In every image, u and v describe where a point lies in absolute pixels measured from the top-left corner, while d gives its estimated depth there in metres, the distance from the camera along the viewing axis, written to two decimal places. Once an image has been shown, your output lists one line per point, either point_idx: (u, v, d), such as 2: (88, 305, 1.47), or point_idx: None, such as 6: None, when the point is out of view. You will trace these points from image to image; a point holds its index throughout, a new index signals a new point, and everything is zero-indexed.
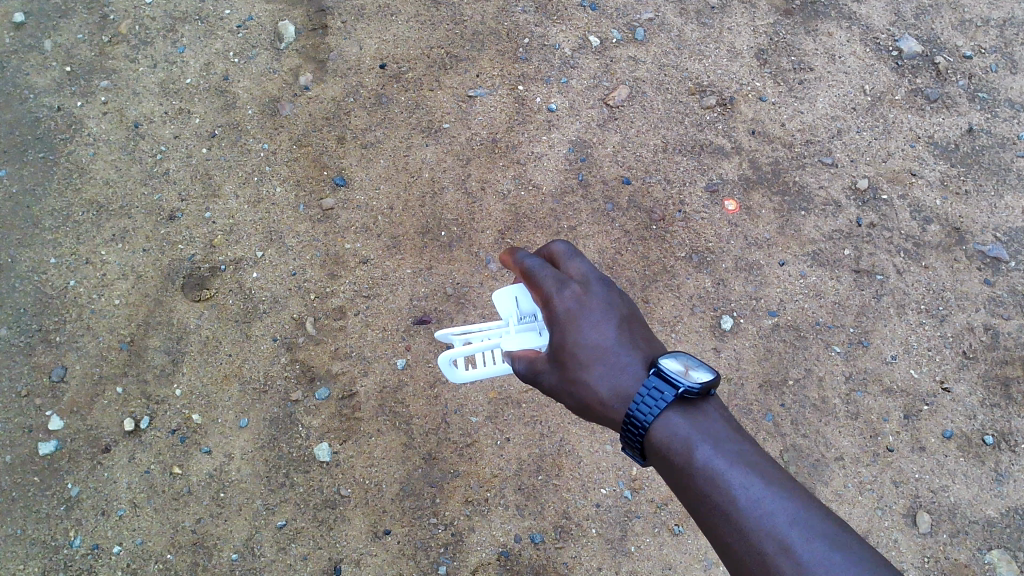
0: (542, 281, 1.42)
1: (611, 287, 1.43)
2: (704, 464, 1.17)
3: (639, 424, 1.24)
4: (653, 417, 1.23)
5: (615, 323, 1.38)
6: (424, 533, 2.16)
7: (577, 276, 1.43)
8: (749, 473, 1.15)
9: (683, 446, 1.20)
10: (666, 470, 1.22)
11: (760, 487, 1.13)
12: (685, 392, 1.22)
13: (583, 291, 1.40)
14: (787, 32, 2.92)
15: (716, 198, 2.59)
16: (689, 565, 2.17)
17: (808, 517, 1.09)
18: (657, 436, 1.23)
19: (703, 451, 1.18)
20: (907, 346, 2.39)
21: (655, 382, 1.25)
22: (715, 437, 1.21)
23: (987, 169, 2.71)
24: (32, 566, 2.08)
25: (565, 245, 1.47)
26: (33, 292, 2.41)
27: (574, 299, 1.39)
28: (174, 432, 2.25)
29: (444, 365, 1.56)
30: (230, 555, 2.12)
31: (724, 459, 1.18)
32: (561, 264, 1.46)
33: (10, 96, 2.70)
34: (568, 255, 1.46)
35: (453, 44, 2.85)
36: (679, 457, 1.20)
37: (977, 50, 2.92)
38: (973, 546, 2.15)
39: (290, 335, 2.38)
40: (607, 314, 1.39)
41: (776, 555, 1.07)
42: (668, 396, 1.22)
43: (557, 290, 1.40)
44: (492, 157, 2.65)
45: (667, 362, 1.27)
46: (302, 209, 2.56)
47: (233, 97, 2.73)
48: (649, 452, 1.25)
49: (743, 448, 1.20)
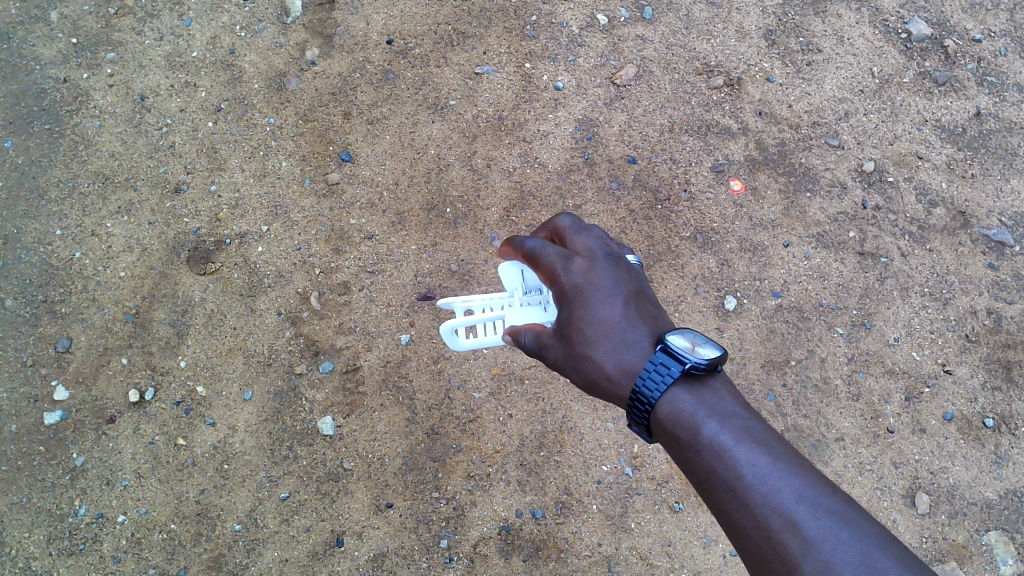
0: (549, 255, 1.41)
1: (617, 263, 1.43)
2: (711, 440, 1.18)
3: (645, 400, 1.25)
4: (659, 392, 1.24)
5: (622, 299, 1.38)
6: (426, 507, 2.18)
7: (584, 252, 1.43)
8: (756, 449, 1.16)
9: (689, 422, 1.21)
10: (671, 445, 1.23)
11: (766, 463, 1.14)
12: (691, 367, 1.22)
13: (591, 266, 1.39)
14: (796, 12, 2.90)
15: (722, 179, 2.59)
16: (688, 542, 2.20)
17: (814, 493, 1.10)
18: (664, 412, 1.23)
19: (710, 427, 1.19)
20: (910, 329, 2.40)
21: (662, 358, 1.25)
22: (721, 414, 1.22)
23: (994, 153, 2.70)
24: (37, 534, 2.10)
25: (570, 220, 1.48)
26: (39, 263, 2.41)
27: (582, 273, 1.38)
28: (178, 404, 2.26)
29: (446, 334, 1.56)
30: (234, 525, 2.14)
31: (730, 435, 1.18)
32: (566, 240, 1.46)
33: (16, 68, 2.69)
34: (573, 231, 1.46)
35: (460, 20, 2.83)
36: (685, 433, 1.20)
37: (987, 33, 2.90)
38: (970, 527, 2.17)
39: (295, 309, 2.39)
40: (615, 290, 1.39)
41: (782, 531, 1.07)
42: (675, 371, 1.23)
43: (564, 265, 1.39)
44: (499, 135, 2.64)
45: (675, 339, 1.27)
46: (307, 184, 2.56)
47: (240, 71, 2.73)
48: (655, 428, 1.26)
49: (749, 424, 1.21)
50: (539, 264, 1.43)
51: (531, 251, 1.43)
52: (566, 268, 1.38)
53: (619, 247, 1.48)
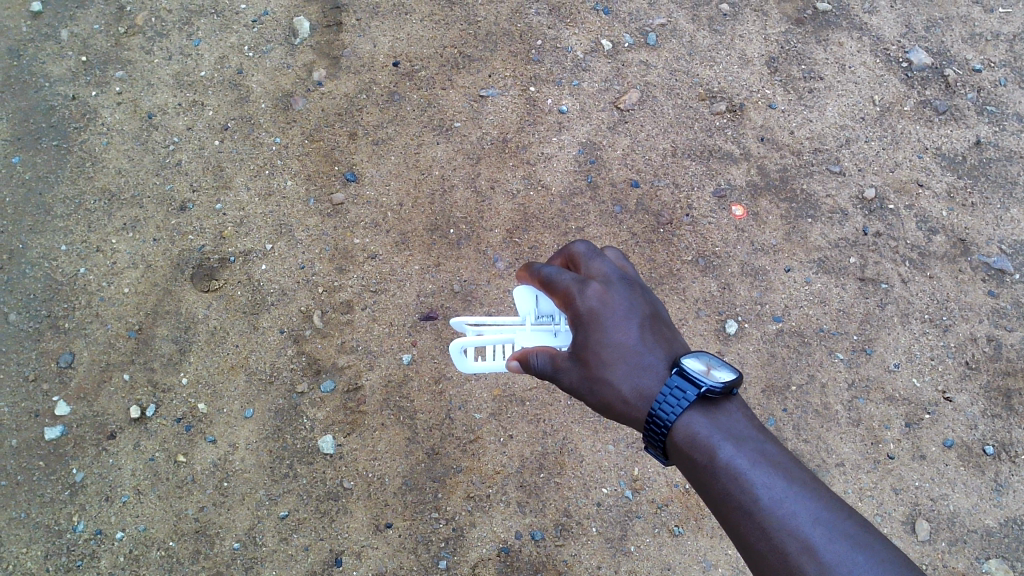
0: (565, 279, 1.43)
1: (632, 287, 1.44)
2: (727, 463, 1.18)
3: (661, 423, 1.25)
4: (676, 415, 1.24)
5: (637, 322, 1.39)
6: (425, 528, 2.18)
7: (599, 277, 1.43)
8: (772, 473, 1.17)
9: (706, 445, 1.21)
10: (687, 467, 1.24)
11: (783, 487, 1.15)
12: (707, 391, 1.23)
13: (606, 290, 1.41)
14: (798, 41, 2.94)
15: (724, 204, 2.60)
16: (687, 566, 2.18)
17: (831, 517, 1.11)
18: (679, 435, 1.24)
19: (726, 450, 1.20)
20: (910, 355, 2.41)
21: (677, 381, 1.26)
22: (737, 436, 1.22)
23: (994, 182, 2.72)
24: (35, 550, 2.10)
25: (585, 247, 1.48)
26: (43, 278, 2.43)
27: (597, 297, 1.40)
28: (179, 421, 2.26)
29: (455, 352, 1.56)
30: (232, 543, 2.13)
31: (747, 458, 1.19)
32: (581, 265, 1.46)
33: (25, 84, 2.72)
34: (588, 256, 1.47)
35: (467, 43, 2.87)
36: (701, 456, 1.21)
37: (986, 64, 2.93)
38: (971, 555, 2.16)
39: (298, 327, 2.40)
40: (630, 313, 1.40)
41: (799, 555, 1.08)
42: (691, 395, 1.24)
43: (580, 288, 1.40)
44: (503, 156, 2.67)
45: (690, 361, 1.28)
46: (312, 203, 2.58)
47: (247, 90, 2.76)
48: (671, 450, 1.26)
49: (766, 447, 1.22)
50: (555, 289, 1.44)
51: (548, 276, 1.45)
52: (582, 292, 1.40)
53: (633, 271, 1.49)
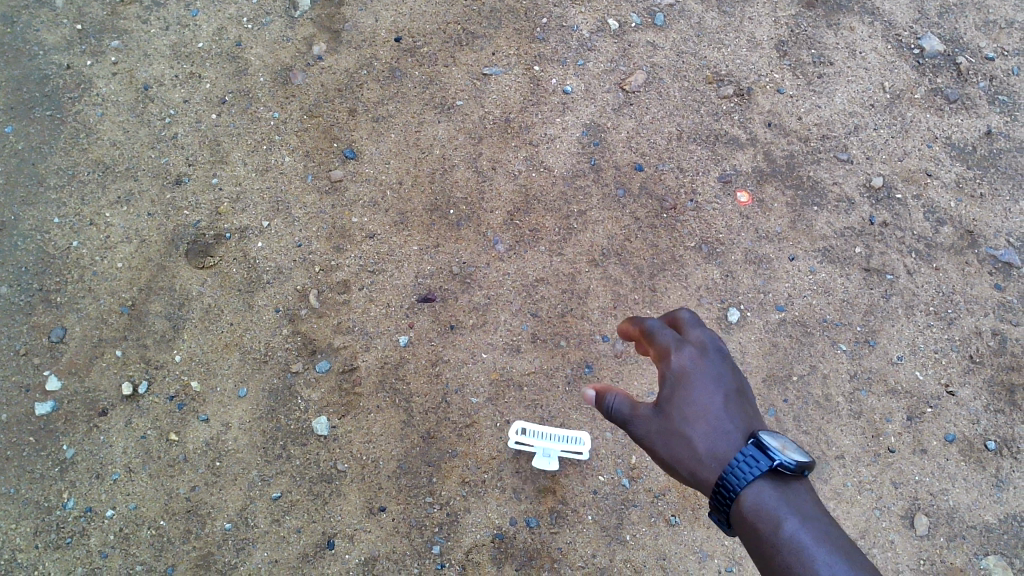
0: (664, 338, 1.49)
1: (727, 361, 1.47)
2: (789, 536, 1.12)
3: (730, 491, 1.21)
4: (745, 482, 1.20)
5: (724, 392, 1.42)
6: (418, 512, 2.15)
7: (697, 343, 1.47)
8: (836, 553, 1.09)
9: (771, 517, 1.15)
10: (750, 540, 1.17)
11: (844, 567, 1.07)
12: (780, 466, 1.18)
13: (700, 355, 1.46)
14: (809, 24, 2.88)
15: (729, 190, 2.56)
16: (683, 557, 2.15)
17: None
18: (746, 504, 1.19)
19: (790, 523, 1.13)
20: (914, 347, 2.36)
21: (752, 451, 1.22)
22: (804, 514, 1.16)
23: (1004, 173, 2.66)
24: (24, 526, 2.07)
25: (691, 315, 1.53)
26: (35, 251, 2.38)
27: (691, 359, 1.45)
28: (172, 399, 2.23)
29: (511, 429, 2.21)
30: (225, 524, 2.11)
31: (811, 535, 1.12)
32: (681, 331, 1.52)
33: (19, 52, 2.67)
34: (690, 323, 1.52)
35: (470, 19, 2.81)
36: (764, 527, 1.15)
37: (999, 52, 2.88)
38: (968, 550, 2.13)
39: (293, 306, 2.37)
40: (716, 381, 1.43)
41: None
42: (763, 464, 1.19)
43: (676, 346, 1.46)
44: (505, 137, 2.62)
45: (767, 437, 1.24)
46: (310, 179, 2.54)
47: (245, 63, 2.71)
48: (735, 522, 1.21)
49: (834, 530, 1.14)
50: (653, 346, 1.51)
51: (649, 330, 1.53)
52: (676, 349, 1.46)
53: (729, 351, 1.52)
